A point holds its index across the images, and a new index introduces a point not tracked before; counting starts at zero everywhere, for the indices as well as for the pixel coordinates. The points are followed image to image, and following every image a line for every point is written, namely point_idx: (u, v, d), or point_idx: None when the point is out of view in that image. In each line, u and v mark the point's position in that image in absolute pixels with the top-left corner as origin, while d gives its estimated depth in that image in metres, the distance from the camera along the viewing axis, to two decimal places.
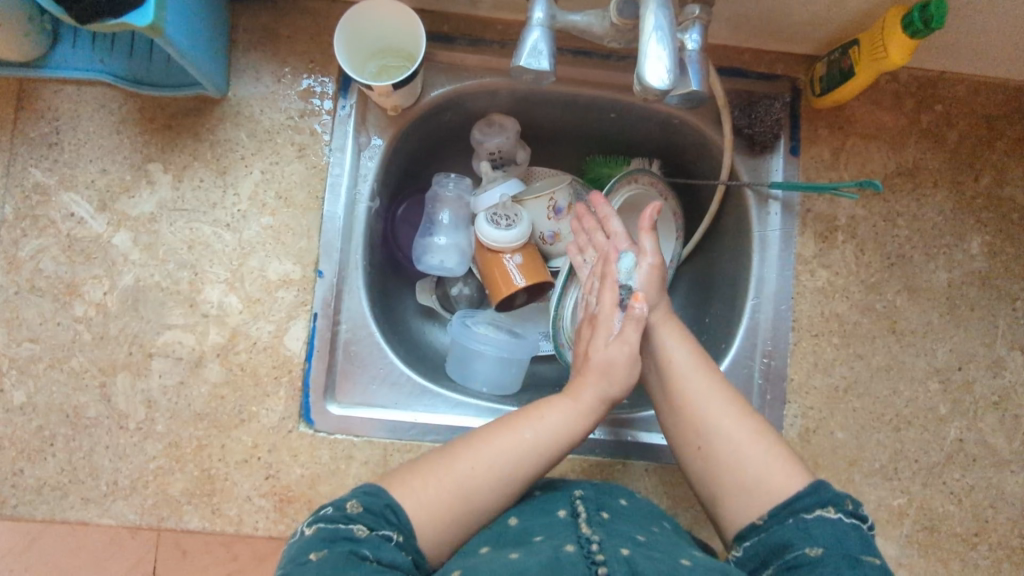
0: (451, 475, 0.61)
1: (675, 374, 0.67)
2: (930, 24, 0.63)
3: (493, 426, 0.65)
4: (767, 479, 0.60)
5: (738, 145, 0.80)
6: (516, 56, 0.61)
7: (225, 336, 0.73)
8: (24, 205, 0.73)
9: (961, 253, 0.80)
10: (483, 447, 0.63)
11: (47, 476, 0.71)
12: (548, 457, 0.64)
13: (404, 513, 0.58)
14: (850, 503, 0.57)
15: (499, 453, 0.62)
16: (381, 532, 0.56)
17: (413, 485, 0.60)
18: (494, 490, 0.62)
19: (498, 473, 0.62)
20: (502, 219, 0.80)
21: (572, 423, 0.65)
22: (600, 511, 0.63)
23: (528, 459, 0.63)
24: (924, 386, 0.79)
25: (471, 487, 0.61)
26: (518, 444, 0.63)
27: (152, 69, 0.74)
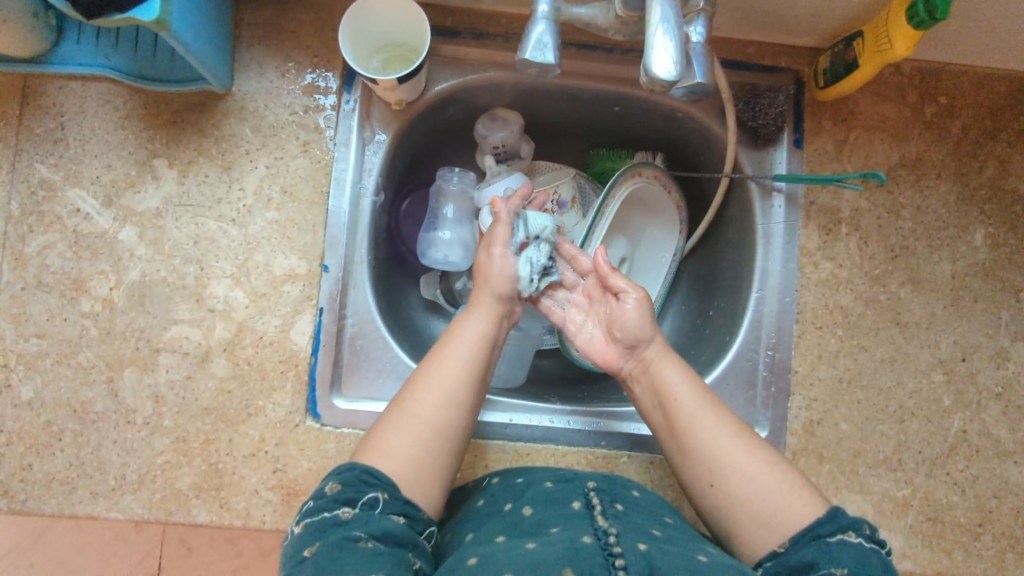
0: (408, 417, 0.63)
1: (684, 411, 0.66)
2: (933, 15, 0.63)
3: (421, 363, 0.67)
4: (785, 507, 0.61)
5: (742, 138, 0.81)
6: (522, 49, 0.61)
7: (232, 331, 0.73)
8: (30, 202, 0.73)
9: (965, 245, 0.81)
10: (424, 379, 0.65)
11: (55, 471, 0.71)
12: (485, 358, 0.68)
13: (382, 474, 0.59)
14: (869, 527, 0.58)
15: (440, 374, 0.65)
16: (365, 501, 0.57)
17: (379, 445, 0.62)
18: (455, 410, 0.64)
19: (446, 393, 0.64)
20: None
21: (493, 326, 0.69)
22: (614, 504, 0.63)
23: (464, 372, 0.65)
24: (928, 377, 0.79)
25: (431, 416, 0.63)
26: (448, 365, 0.65)
27: (157, 64, 0.74)
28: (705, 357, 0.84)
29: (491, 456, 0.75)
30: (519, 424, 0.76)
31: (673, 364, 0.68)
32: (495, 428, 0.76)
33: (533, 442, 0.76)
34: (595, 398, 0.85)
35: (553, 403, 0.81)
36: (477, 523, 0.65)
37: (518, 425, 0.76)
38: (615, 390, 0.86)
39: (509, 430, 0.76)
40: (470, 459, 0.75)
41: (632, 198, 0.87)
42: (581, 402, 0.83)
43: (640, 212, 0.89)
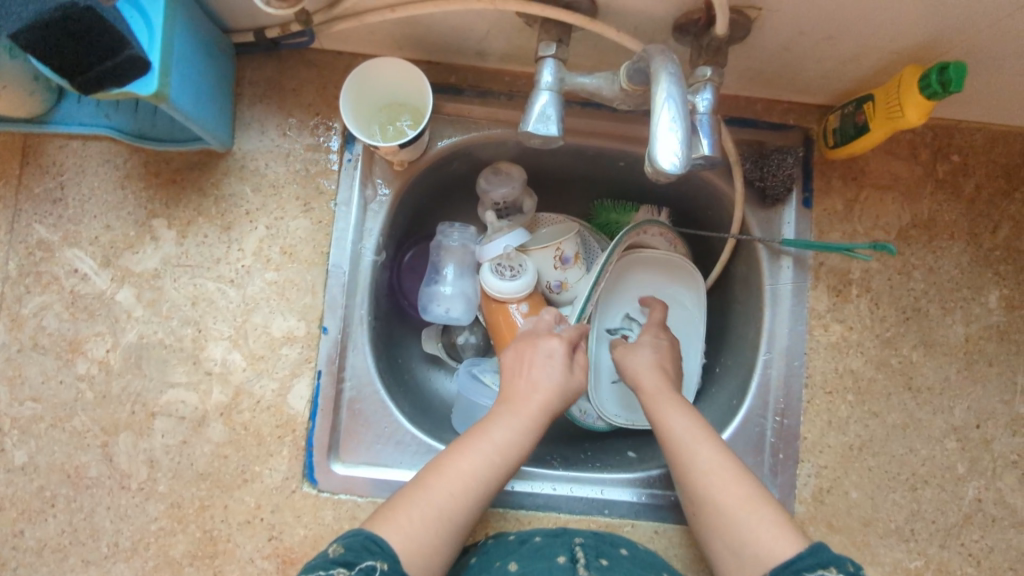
0: (432, 501, 0.61)
1: (674, 443, 0.66)
2: (947, 88, 0.62)
3: (458, 445, 0.65)
4: (757, 541, 0.59)
5: (749, 197, 0.79)
6: (524, 121, 0.59)
7: (229, 395, 0.72)
8: (28, 262, 0.73)
9: (978, 307, 0.79)
10: (455, 469, 0.63)
11: (48, 537, 0.70)
12: (514, 464, 0.65)
13: (387, 542, 0.58)
14: (850, 564, 0.56)
15: (468, 468, 0.63)
16: (362, 566, 0.56)
17: (396, 519, 0.60)
18: (474, 506, 0.63)
19: (468, 489, 0.62)
20: (506, 269, 0.79)
21: (530, 429, 0.67)
22: (599, 559, 0.64)
23: (497, 474, 0.64)
24: (942, 444, 0.77)
25: (450, 509, 0.61)
26: (486, 463, 0.64)
27: (158, 123, 0.73)
28: (711, 419, 0.82)
29: (491, 524, 0.73)
30: (520, 491, 0.74)
31: (673, 401, 0.69)
32: (497, 494, 0.74)
33: (535, 511, 0.74)
34: (599, 459, 0.83)
35: (555, 467, 0.79)
36: None
37: (520, 491, 0.74)
38: (619, 452, 0.84)
39: (510, 497, 0.74)
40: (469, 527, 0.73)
41: (639, 260, 0.87)
42: (582, 465, 0.81)
43: (659, 276, 0.87)
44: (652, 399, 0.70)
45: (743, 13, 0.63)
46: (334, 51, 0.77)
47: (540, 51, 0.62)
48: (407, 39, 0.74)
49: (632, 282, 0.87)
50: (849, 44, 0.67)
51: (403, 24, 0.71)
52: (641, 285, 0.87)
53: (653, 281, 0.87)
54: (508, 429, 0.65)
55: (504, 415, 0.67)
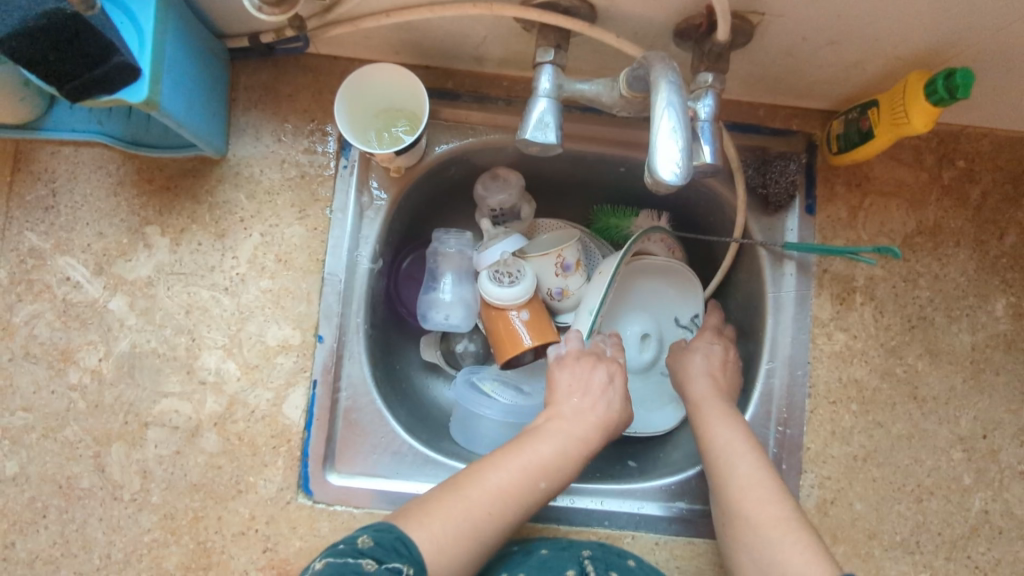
0: (470, 510, 0.60)
1: (719, 453, 0.67)
2: (954, 94, 0.60)
3: (503, 456, 0.64)
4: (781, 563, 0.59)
5: (751, 204, 0.78)
6: (523, 128, 0.58)
7: (223, 404, 0.71)
8: (19, 270, 0.72)
9: (985, 315, 0.77)
10: (498, 482, 0.62)
11: (39, 549, 0.69)
12: (552, 490, 0.65)
13: (415, 546, 0.57)
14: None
15: (509, 479, 0.62)
16: (389, 565, 0.55)
17: (430, 521, 0.59)
18: (507, 521, 0.62)
19: (504, 500, 0.62)
20: (505, 275, 0.78)
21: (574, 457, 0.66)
22: (609, 572, 0.65)
23: (535, 496, 0.63)
24: (948, 455, 0.76)
25: (484, 520, 0.60)
26: (530, 484, 0.63)
27: (150, 130, 0.72)
28: None
29: None
30: None
31: (727, 414, 0.70)
32: None
33: (534, 522, 0.73)
34: (599, 469, 0.82)
35: None
36: None
37: None
38: (619, 461, 0.83)
39: None
40: None
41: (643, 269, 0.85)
42: (582, 474, 0.80)
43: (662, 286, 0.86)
44: (700, 411, 0.71)
45: (745, 18, 0.62)
46: (329, 55, 0.76)
47: (537, 57, 0.61)
48: (403, 44, 0.73)
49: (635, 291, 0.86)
50: (853, 49, 0.66)
51: (399, 28, 0.69)
52: (642, 295, 0.86)
53: (654, 291, 0.86)
54: (554, 449, 0.65)
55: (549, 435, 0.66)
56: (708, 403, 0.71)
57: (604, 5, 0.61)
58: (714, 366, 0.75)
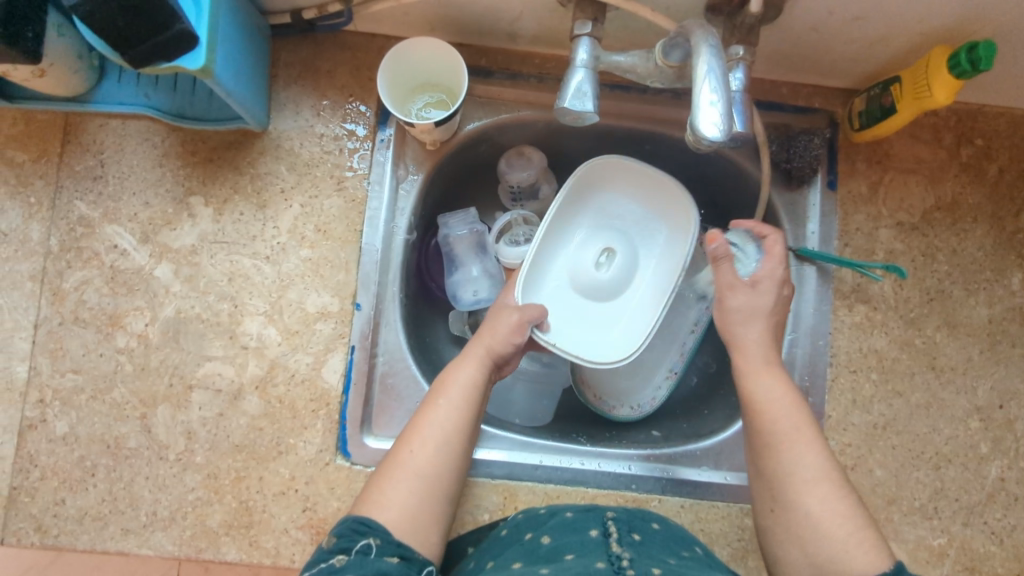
0: (405, 468, 0.62)
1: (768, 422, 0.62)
2: (977, 66, 0.63)
3: (420, 409, 0.66)
4: (845, 558, 0.55)
5: (775, 179, 0.80)
6: (561, 97, 0.61)
7: (264, 368, 0.74)
8: (70, 238, 0.74)
9: (1002, 289, 0.79)
10: (420, 429, 0.64)
11: (88, 506, 0.72)
12: (475, 411, 0.66)
13: (375, 521, 0.59)
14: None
15: (434, 431, 0.64)
16: (358, 548, 0.57)
17: (380, 495, 0.61)
18: (450, 459, 0.63)
19: (440, 446, 0.63)
20: (522, 238, 0.82)
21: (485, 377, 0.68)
22: (632, 533, 0.64)
23: (458, 421, 0.65)
24: (965, 424, 0.78)
25: (423, 466, 0.62)
26: (443, 415, 0.65)
27: (195, 103, 0.75)
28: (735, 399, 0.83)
29: (520, 497, 0.75)
30: (548, 466, 0.76)
31: (774, 378, 0.64)
32: (524, 470, 0.75)
33: (562, 485, 0.75)
34: (623, 437, 0.84)
35: (582, 444, 0.80)
36: (498, 552, 0.66)
37: (546, 466, 0.76)
38: (643, 430, 0.86)
39: (538, 472, 0.76)
40: (497, 501, 0.74)
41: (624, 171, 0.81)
42: (607, 443, 0.82)
43: (647, 197, 0.82)
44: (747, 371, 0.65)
45: None
46: (367, 33, 0.78)
47: (575, 30, 0.63)
48: (440, 21, 0.75)
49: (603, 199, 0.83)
50: (878, 25, 0.68)
51: (438, 5, 0.72)
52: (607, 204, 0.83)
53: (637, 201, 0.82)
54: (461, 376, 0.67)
55: (462, 368, 0.68)
56: (753, 359, 0.65)
57: None
58: (759, 314, 0.67)
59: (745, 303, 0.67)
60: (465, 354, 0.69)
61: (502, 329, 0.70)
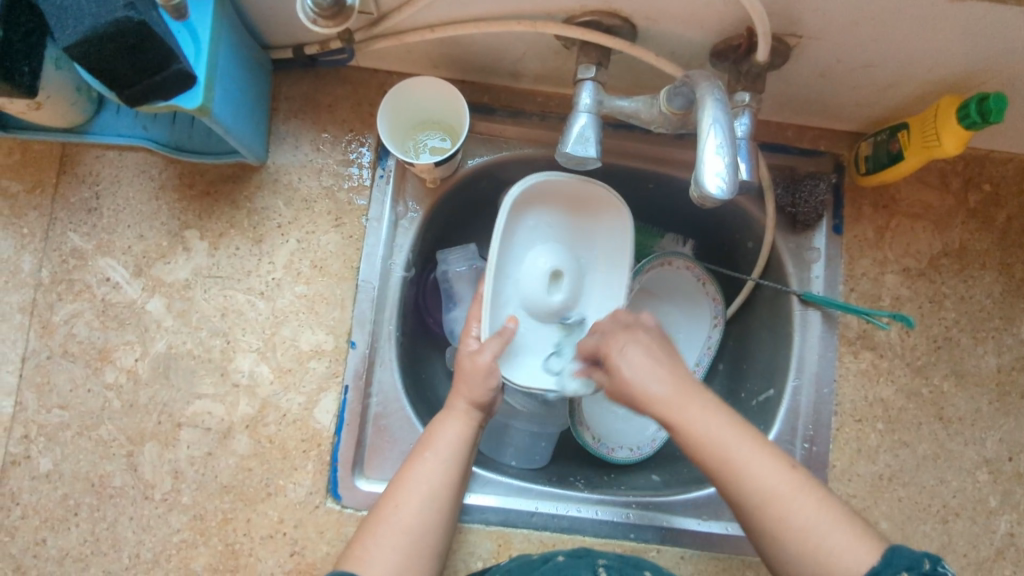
0: (389, 525, 0.61)
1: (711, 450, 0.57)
2: (987, 118, 0.62)
3: (403, 462, 0.65)
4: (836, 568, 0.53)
5: (780, 222, 0.78)
6: (563, 141, 0.60)
7: (255, 408, 0.72)
8: (61, 270, 0.73)
9: (1010, 338, 0.78)
10: (402, 485, 0.63)
11: (70, 547, 0.70)
12: (462, 466, 0.65)
13: None
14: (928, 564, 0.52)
15: (420, 485, 0.63)
16: None
17: (362, 552, 0.60)
18: (435, 517, 0.62)
19: (426, 501, 0.62)
20: None
21: (469, 432, 0.66)
22: None
23: (443, 477, 0.63)
24: (973, 476, 0.76)
25: (408, 523, 0.61)
26: (428, 470, 0.63)
27: (194, 136, 0.74)
28: None
29: (515, 545, 0.73)
30: (544, 512, 0.74)
31: (700, 408, 0.58)
32: (520, 516, 0.73)
33: (558, 532, 0.73)
34: (622, 482, 0.82)
35: (578, 489, 0.78)
36: None
37: (542, 513, 0.74)
38: (642, 474, 0.83)
39: (534, 519, 0.73)
40: (491, 548, 0.72)
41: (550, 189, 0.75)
42: (606, 488, 0.80)
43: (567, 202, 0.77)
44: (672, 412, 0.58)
45: (783, 41, 0.63)
46: (370, 68, 0.78)
47: (579, 74, 0.63)
48: (443, 59, 0.75)
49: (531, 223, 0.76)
50: (887, 72, 0.67)
51: (442, 44, 0.71)
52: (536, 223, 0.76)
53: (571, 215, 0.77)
54: (448, 426, 0.66)
55: (445, 422, 0.67)
56: (675, 405, 0.58)
57: (645, 24, 0.63)
58: (654, 364, 0.60)
59: (634, 370, 0.59)
60: (450, 409, 0.67)
61: (476, 376, 0.67)
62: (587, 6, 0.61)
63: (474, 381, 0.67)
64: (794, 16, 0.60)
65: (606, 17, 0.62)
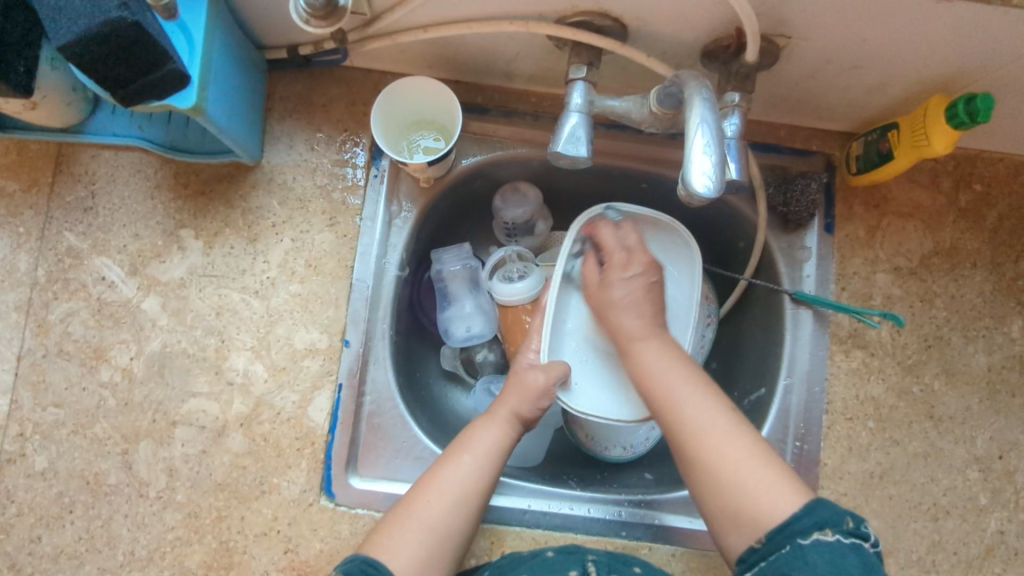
0: (419, 519, 0.62)
1: (656, 382, 0.66)
2: (974, 118, 0.63)
3: (440, 458, 0.67)
4: (756, 505, 0.58)
5: (772, 222, 0.79)
6: (554, 140, 0.60)
7: (249, 406, 0.72)
8: (57, 269, 0.74)
9: (1001, 337, 0.78)
10: (436, 482, 0.64)
11: (64, 544, 0.70)
12: (497, 471, 0.66)
13: (384, 565, 0.59)
14: (849, 522, 0.55)
15: (454, 486, 0.64)
16: None
17: (387, 541, 0.61)
18: (465, 517, 0.63)
19: (455, 502, 0.63)
20: (515, 275, 0.81)
21: (508, 439, 0.68)
22: None
23: (478, 481, 0.64)
24: (963, 474, 0.76)
25: (438, 519, 0.62)
26: (465, 471, 0.65)
27: (189, 136, 0.74)
28: None
29: (507, 542, 0.73)
30: (537, 510, 0.74)
31: (651, 346, 0.68)
32: (513, 514, 0.74)
33: (550, 530, 0.74)
34: (615, 480, 0.83)
35: (571, 488, 0.78)
36: None
37: (534, 510, 0.74)
38: (635, 473, 0.84)
39: (527, 517, 0.74)
40: (484, 546, 0.72)
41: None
42: (599, 487, 0.80)
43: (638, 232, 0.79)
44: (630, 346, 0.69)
45: (772, 41, 0.64)
46: (364, 68, 0.78)
47: (570, 74, 0.63)
48: (437, 59, 0.75)
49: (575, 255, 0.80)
50: (876, 73, 0.68)
51: (435, 44, 0.72)
52: None
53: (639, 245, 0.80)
54: (490, 429, 0.67)
55: (486, 425, 0.68)
56: (640, 340, 0.69)
57: (636, 24, 0.63)
58: (632, 305, 0.70)
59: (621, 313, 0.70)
60: (491, 413, 0.69)
61: (526, 393, 0.69)
62: (578, 6, 0.62)
63: (526, 394, 0.69)
64: (783, 17, 0.60)
65: (597, 18, 0.63)
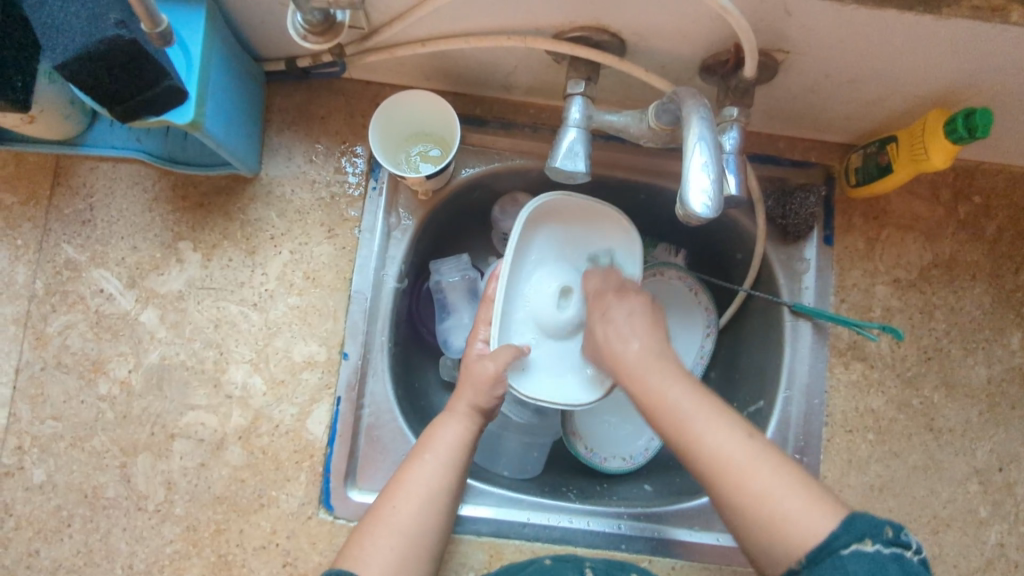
0: (385, 525, 0.61)
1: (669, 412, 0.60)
2: (973, 133, 0.62)
3: (403, 461, 0.66)
4: (790, 537, 0.53)
5: (771, 234, 0.79)
6: (552, 156, 0.60)
7: (248, 419, 0.72)
8: (55, 281, 0.74)
9: (1001, 349, 0.78)
10: (401, 485, 0.63)
11: (63, 558, 0.70)
12: (461, 467, 0.66)
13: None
14: (890, 531, 0.52)
15: (419, 487, 0.63)
16: None
17: (358, 552, 0.60)
18: (431, 517, 0.63)
19: (423, 503, 0.63)
20: None
21: (470, 433, 0.67)
22: None
23: (441, 479, 0.64)
24: (964, 487, 0.76)
25: (404, 523, 0.62)
26: (428, 471, 0.64)
27: (187, 149, 0.74)
28: None
29: (506, 555, 0.73)
30: (536, 523, 0.74)
31: (663, 374, 0.62)
32: (512, 526, 0.74)
33: (550, 543, 0.74)
34: (614, 492, 0.82)
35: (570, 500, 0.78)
36: None
37: (533, 523, 0.74)
38: (634, 484, 0.84)
39: (525, 530, 0.74)
40: (483, 559, 0.72)
41: (558, 208, 0.78)
42: (599, 499, 0.80)
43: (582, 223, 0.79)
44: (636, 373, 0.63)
45: (770, 56, 0.64)
46: (362, 80, 0.78)
47: (568, 88, 0.63)
48: (436, 71, 0.75)
49: (536, 246, 0.79)
50: (874, 87, 0.67)
51: (434, 57, 0.72)
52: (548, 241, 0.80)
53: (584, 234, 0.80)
54: (452, 426, 0.67)
55: (446, 422, 0.67)
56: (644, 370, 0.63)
57: (634, 40, 0.63)
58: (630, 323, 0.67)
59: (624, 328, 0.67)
60: (451, 410, 0.68)
61: (482, 382, 0.68)
62: (576, 22, 0.61)
63: (481, 385, 0.68)
64: (781, 33, 0.60)
65: (595, 33, 0.63)
